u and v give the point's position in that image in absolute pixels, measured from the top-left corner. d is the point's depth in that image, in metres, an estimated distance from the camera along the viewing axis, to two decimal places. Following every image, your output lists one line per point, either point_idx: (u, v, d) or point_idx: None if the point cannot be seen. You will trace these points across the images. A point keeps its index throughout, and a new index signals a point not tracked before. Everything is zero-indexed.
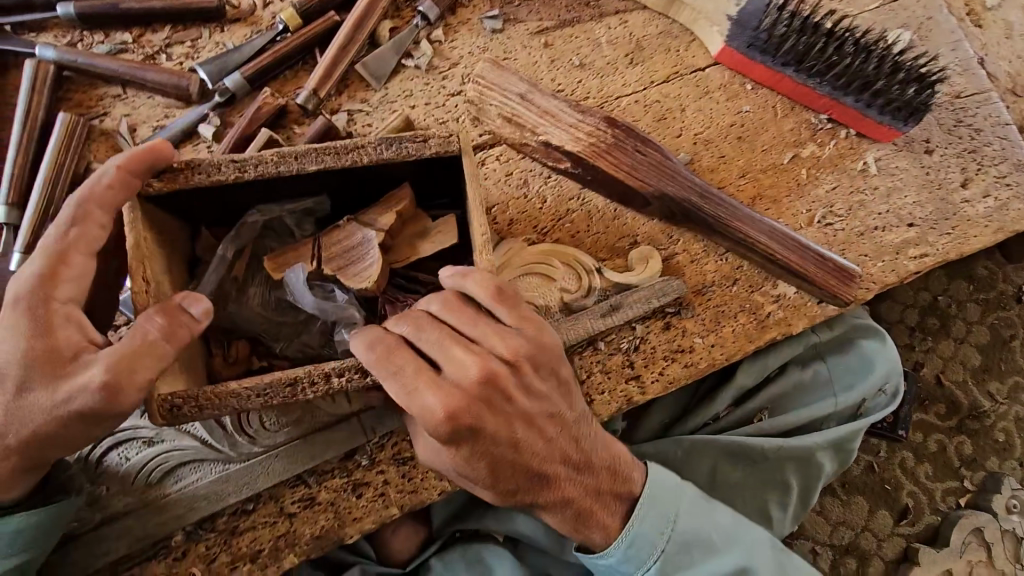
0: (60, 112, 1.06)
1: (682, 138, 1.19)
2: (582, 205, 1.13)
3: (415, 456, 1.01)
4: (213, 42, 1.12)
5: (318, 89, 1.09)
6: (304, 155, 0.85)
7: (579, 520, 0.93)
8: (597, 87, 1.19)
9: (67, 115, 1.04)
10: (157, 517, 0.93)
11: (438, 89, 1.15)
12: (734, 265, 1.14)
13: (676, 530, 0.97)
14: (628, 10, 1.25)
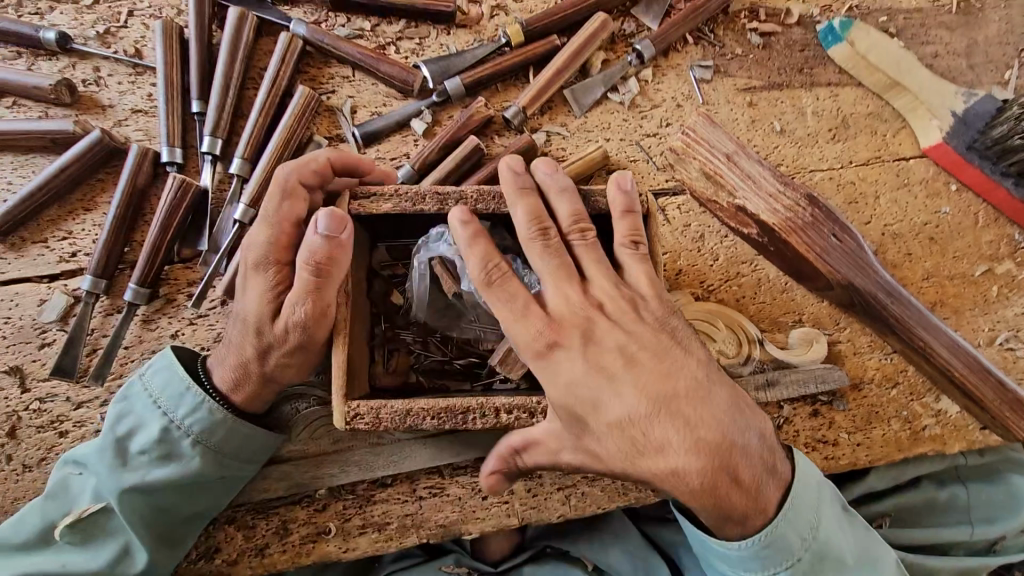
0: (299, 84, 1.16)
1: (870, 225, 1.15)
2: (752, 271, 1.11)
3: (542, 476, 1.06)
4: (438, 43, 1.20)
5: (527, 107, 1.14)
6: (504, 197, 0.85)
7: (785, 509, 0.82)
8: (792, 156, 1.16)
9: (304, 88, 1.13)
10: (313, 469, 1.02)
11: (635, 127, 1.17)
12: (898, 367, 1.09)
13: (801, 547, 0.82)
14: (842, 83, 1.19)
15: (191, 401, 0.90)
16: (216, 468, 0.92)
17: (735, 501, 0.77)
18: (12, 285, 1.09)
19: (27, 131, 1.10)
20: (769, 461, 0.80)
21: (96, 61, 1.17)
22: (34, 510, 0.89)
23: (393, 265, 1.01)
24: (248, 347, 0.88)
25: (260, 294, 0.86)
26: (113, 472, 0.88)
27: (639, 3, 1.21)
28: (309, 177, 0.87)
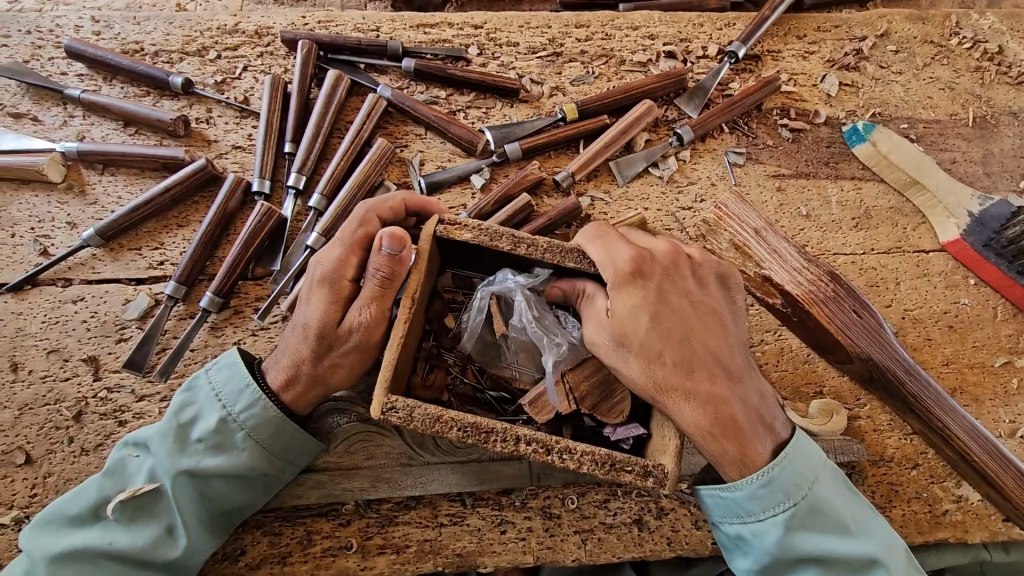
0: (378, 137, 1.32)
1: (891, 308, 1.21)
2: (775, 340, 1.18)
3: (561, 516, 1.09)
4: (501, 113, 1.37)
5: (576, 173, 1.27)
6: (568, 253, 0.97)
7: (812, 504, 0.90)
8: (817, 239, 1.26)
9: (382, 141, 1.29)
10: (346, 481, 1.08)
11: (672, 200, 1.29)
12: (919, 448, 1.13)
13: (812, 499, 0.90)
14: (865, 178, 1.31)
15: (249, 397, 0.98)
16: (264, 463, 0.99)
17: (740, 437, 0.88)
18: (104, 284, 1.23)
19: (144, 155, 1.28)
20: (768, 422, 0.92)
21: (210, 104, 1.37)
22: (92, 484, 0.97)
23: (453, 292, 1.13)
24: (305, 348, 0.98)
25: (323, 302, 0.96)
26: (170, 455, 0.95)
27: (681, 95, 1.37)
28: (386, 211, 1.00)
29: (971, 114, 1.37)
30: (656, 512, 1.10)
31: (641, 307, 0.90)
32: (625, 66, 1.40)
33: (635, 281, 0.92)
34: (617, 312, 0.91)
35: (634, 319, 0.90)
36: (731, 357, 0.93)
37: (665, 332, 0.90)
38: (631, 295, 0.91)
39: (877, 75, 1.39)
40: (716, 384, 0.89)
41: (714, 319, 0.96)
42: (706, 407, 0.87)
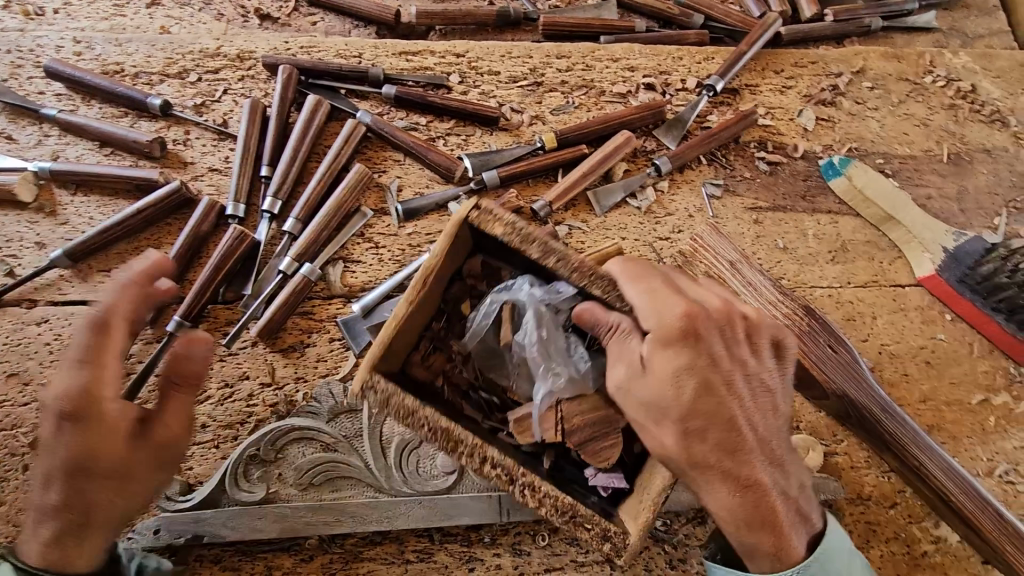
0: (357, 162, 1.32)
1: (868, 343, 1.20)
2: None
3: (531, 553, 1.06)
4: (481, 141, 1.37)
5: (553, 202, 1.27)
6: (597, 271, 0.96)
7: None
8: (794, 272, 1.25)
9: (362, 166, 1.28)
10: (310, 515, 1.04)
11: (649, 230, 1.29)
12: (896, 487, 1.11)
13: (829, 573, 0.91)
14: (842, 212, 1.31)
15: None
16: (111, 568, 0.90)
17: (772, 523, 0.89)
18: (70, 306, 1.20)
19: (118, 176, 1.26)
20: (804, 515, 0.92)
21: (188, 126, 1.36)
22: None
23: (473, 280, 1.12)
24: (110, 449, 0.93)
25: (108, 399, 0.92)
26: None
27: (660, 125, 1.38)
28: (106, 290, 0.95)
29: (945, 150, 1.38)
30: (629, 550, 1.07)
31: (686, 379, 0.87)
32: (605, 96, 1.41)
33: (683, 343, 0.87)
34: (658, 379, 0.87)
35: (676, 388, 0.86)
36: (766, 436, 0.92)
37: (708, 407, 0.87)
38: (676, 360, 0.86)
39: (853, 110, 1.41)
40: (755, 470, 0.88)
41: (756, 394, 0.93)
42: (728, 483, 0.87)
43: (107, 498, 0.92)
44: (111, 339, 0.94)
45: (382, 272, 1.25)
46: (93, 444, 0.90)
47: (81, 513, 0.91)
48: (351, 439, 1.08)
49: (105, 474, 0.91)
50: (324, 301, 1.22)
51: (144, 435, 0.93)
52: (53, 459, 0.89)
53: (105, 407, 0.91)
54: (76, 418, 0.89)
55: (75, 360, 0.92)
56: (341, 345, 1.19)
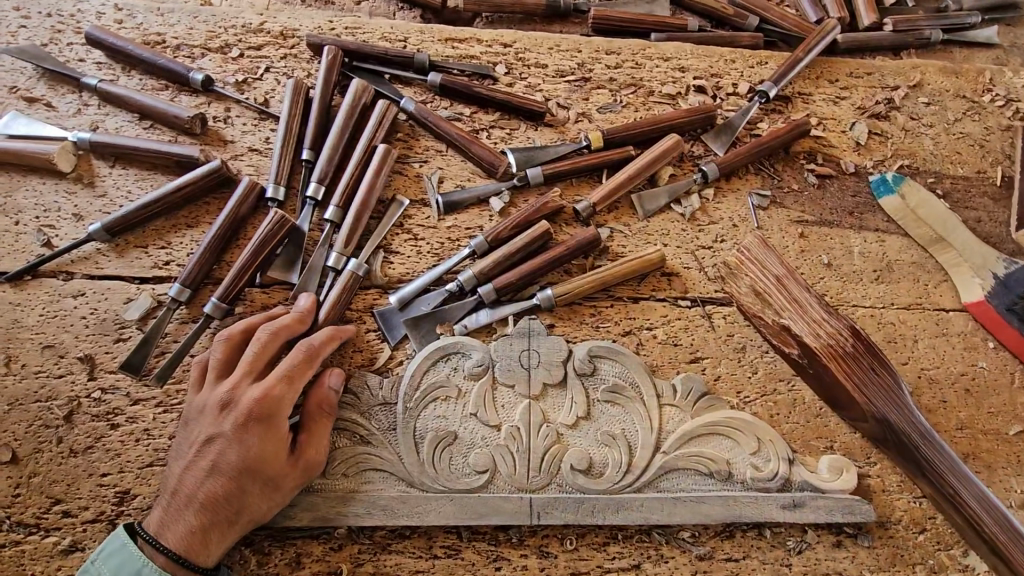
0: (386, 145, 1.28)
1: (908, 366, 1.19)
2: (789, 389, 1.15)
3: (558, 556, 1.06)
4: (525, 135, 1.34)
5: (596, 203, 1.24)
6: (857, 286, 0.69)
7: None
8: (837, 289, 1.23)
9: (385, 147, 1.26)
10: (340, 506, 1.04)
11: (692, 238, 1.26)
12: (927, 512, 1.10)
13: None
14: (889, 231, 1.28)
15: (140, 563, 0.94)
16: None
17: None
18: (106, 280, 1.20)
19: (158, 151, 1.25)
20: None
21: (228, 103, 1.34)
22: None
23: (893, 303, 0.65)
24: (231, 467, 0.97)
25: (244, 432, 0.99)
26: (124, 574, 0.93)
27: (709, 131, 1.35)
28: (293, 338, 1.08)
29: (999, 173, 1.35)
30: (656, 560, 1.06)
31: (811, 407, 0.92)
32: (654, 96, 1.38)
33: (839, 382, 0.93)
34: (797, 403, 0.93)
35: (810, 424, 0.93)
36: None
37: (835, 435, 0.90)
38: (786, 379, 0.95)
39: (908, 126, 1.37)
40: None
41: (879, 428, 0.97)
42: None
43: (260, 502, 0.98)
44: (307, 370, 1.05)
45: (419, 264, 1.23)
46: (264, 450, 0.98)
47: (233, 509, 0.97)
48: (385, 432, 1.09)
49: (265, 480, 0.98)
50: (360, 291, 1.21)
51: (300, 452, 1.02)
52: (226, 458, 0.97)
53: (281, 419, 1.01)
54: (260, 423, 0.99)
55: (282, 380, 1.03)
56: (376, 336, 1.17)
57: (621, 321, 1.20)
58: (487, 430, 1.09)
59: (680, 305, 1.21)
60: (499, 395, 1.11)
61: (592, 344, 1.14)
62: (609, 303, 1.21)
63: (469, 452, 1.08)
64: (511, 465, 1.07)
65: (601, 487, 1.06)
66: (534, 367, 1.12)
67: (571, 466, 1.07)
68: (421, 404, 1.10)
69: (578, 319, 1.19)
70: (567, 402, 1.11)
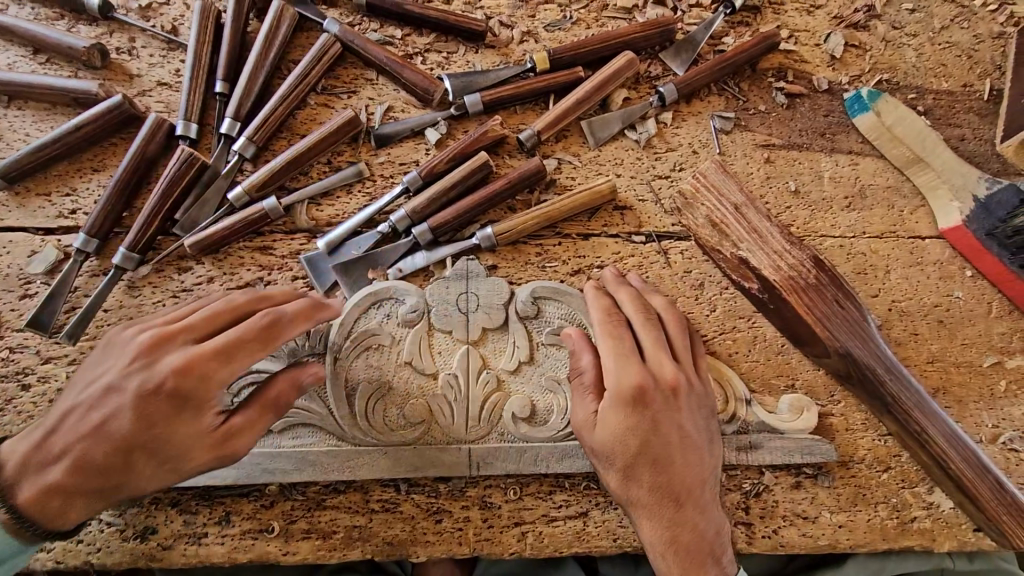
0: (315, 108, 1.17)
1: (878, 299, 1.10)
2: (750, 327, 1.07)
3: (501, 506, 1.01)
4: (464, 59, 1.21)
5: (542, 131, 1.13)
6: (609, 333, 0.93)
7: None
8: (805, 218, 1.14)
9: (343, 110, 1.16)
10: (267, 463, 0.98)
11: (647, 167, 1.16)
12: (893, 451, 1.04)
13: None
14: (863, 152, 1.18)
15: None
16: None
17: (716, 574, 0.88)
18: (7, 232, 1.10)
19: (54, 88, 1.13)
20: (715, 547, 0.90)
21: (133, 32, 1.20)
22: None
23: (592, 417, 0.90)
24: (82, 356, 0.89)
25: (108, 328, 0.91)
26: None
27: (668, 48, 1.22)
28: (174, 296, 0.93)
29: (987, 86, 1.23)
30: (604, 507, 1.01)
31: (626, 440, 0.87)
32: (608, 11, 1.24)
33: (635, 406, 0.87)
34: (612, 410, 0.88)
35: (630, 450, 0.87)
36: (707, 477, 0.91)
37: (638, 418, 0.87)
38: (643, 462, 0.87)
39: (888, 36, 1.24)
40: (663, 486, 0.88)
41: (691, 412, 0.91)
42: (639, 368, 0.90)
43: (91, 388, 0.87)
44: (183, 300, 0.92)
45: (350, 205, 1.13)
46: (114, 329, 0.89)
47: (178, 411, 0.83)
48: (313, 385, 1.01)
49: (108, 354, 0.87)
50: (285, 237, 1.11)
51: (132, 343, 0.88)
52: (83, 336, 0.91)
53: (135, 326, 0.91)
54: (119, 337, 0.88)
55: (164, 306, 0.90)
56: (305, 284, 1.08)
57: (570, 260, 1.11)
58: (423, 379, 1.02)
59: (633, 241, 1.12)
60: (436, 343, 1.03)
61: (536, 284, 1.05)
62: (556, 240, 1.12)
63: (403, 403, 1.01)
64: (448, 415, 1.00)
65: (545, 435, 1.00)
66: (473, 311, 1.04)
67: (512, 415, 1.00)
68: (351, 354, 1.02)
69: (522, 258, 1.10)
70: (512, 347, 1.03)
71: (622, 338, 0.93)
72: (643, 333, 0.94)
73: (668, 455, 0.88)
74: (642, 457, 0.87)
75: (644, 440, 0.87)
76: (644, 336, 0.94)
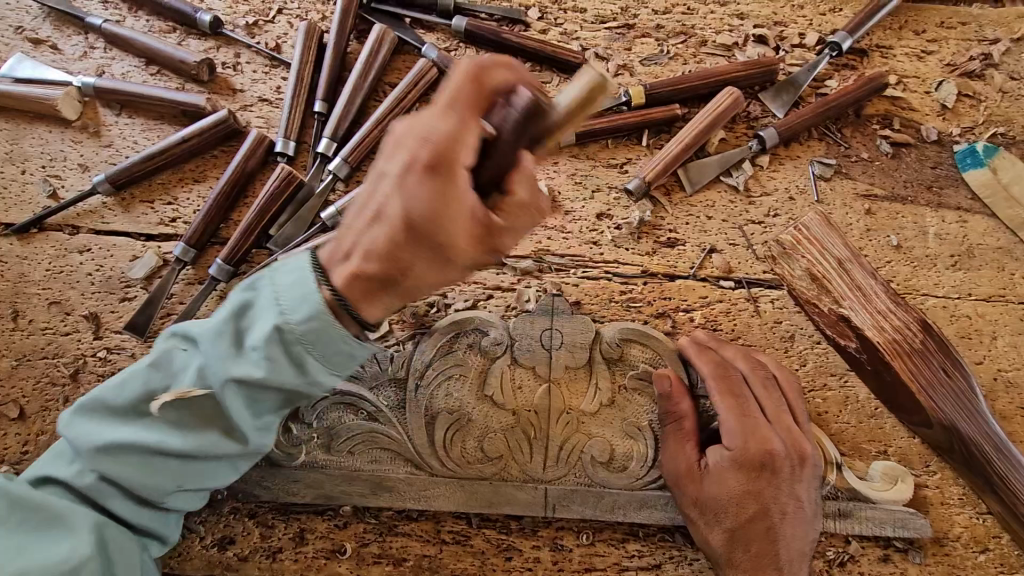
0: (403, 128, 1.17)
1: (983, 366, 1.04)
2: (841, 386, 1.03)
3: (573, 550, 0.99)
4: (558, 90, 1.20)
5: (651, 180, 1.10)
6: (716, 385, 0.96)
7: None
8: (906, 275, 1.08)
9: None
10: (345, 485, 0.99)
11: (740, 210, 1.12)
12: (992, 531, 0.98)
13: None
14: (973, 209, 1.12)
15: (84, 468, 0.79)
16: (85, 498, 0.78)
17: None
18: (111, 237, 1.14)
19: (165, 100, 1.17)
20: None
21: (239, 48, 1.24)
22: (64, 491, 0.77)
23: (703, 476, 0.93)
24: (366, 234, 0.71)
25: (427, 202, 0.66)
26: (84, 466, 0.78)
27: (768, 88, 1.18)
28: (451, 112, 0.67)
29: None
30: (678, 561, 0.98)
31: (737, 502, 0.90)
32: (706, 47, 1.22)
33: (750, 470, 0.90)
34: (725, 469, 0.91)
35: (739, 512, 0.90)
36: (808, 551, 0.91)
37: (752, 482, 0.90)
38: (750, 525, 0.90)
39: (1006, 87, 1.18)
40: (765, 552, 0.89)
41: (805, 482, 0.93)
42: (762, 431, 0.92)
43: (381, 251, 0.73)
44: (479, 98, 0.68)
45: None
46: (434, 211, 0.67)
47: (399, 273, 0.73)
48: (394, 410, 1.01)
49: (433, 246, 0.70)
50: None
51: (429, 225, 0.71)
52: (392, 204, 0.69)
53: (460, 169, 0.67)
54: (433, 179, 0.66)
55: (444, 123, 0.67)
56: None
57: (656, 301, 1.08)
58: (503, 414, 1.01)
59: (721, 286, 1.08)
60: (517, 377, 1.02)
61: (622, 326, 1.03)
62: (642, 279, 1.09)
63: (482, 437, 1.00)
64: (526, 452, 1.00)
65: (624, 481, 0.98)
66: (557, 348, 1.03)
67: (591, 457, 0.99)
68: (433, 383, 1.02)
69: (606, 296, 1.08)
70: (597, 388, 1.02)
71: (739, 398, 0.94)
72: (756, 393, 0.96)
73: (774, 523, 0.90)
74: (747, 521, 0.90)
75: (754, 505, 0.90)
76: (765, 398, 0.96)
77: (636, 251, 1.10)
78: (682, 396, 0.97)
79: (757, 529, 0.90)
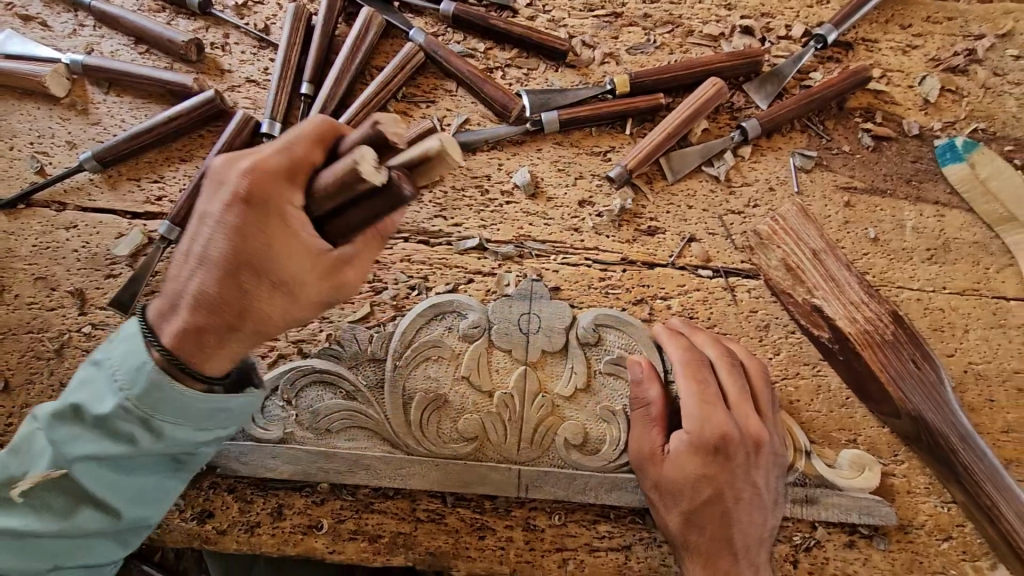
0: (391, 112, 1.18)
1: (954, 358, 1.06)
2: (813, 375, 1.04)
3: (545, 530, 1.01)
4: (544, 77, 1.21)
5: (632, 168, 1.11)
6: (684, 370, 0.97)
7: None
8: (881, 267, 1.09)
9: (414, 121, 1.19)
10: (322, 463, 1.00)
11: (720, 200, 1.13)
12: (956, 520, 1.00)
13: None
14: (950, 204, 1.13)
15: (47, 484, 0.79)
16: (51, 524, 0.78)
17: None
18: (97, 214, 1.15)
19: (152, 78, 1.18)
20: None
21: (227, 28, 1.25)
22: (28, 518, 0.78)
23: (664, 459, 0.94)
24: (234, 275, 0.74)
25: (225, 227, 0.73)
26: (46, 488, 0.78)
27: (752, 80, 1.19)
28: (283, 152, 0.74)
29: None
30: (647, 542, 1.01)
31: (694, 486, 0.91)
32: (693, 38, 1.22)
33: (710, 454, 0.91)
34: (685, 452, 0.92)
35: (696, 495, 0.91)
36: (766, 537, 0.94)
37: (710, 466, 0.91)
38: (705, 509, 0.91)
39: (989, 83, 1.18)
40: (721, 535, 0.91)
41: (764, 469, 0.94)
42: (723, 416, 0.93)
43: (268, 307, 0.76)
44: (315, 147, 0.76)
45: (420, 213, 1.12)
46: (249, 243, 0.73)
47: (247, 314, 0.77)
48: (372, 390, 1.03)
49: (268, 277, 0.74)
50: None
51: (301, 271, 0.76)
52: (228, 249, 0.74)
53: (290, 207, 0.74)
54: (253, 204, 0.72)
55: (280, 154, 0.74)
56: None
57: (634, 287, 1.09)
58: (479, 396, 1.03)
59: (699, 274, 1.10)
60: (494, 360, 1.04)
61: (599, 312, 1.05)
62: (621, 267, 1.10)
63: (458, 418, 1.02)
64: (501, 433, 1.02)
65: (597, 464, 1.00)
66: (534, 332, 1.04)
67: (565, 440, 1.01)
68: (411, 364, 1.03)
69: (585, 282, 1.09)
70: (572, 372, 1.03)
71: (701, 382, 0.95)
72: (721, 377, 0.97)
73: (731, 507, 0.92)
74: (704, 505, 0.91)
75: (712, 490, 0.91)
76: (728, 383, 0.96)
77: (616, 238, 1.11)
78: (651, 380, 0.99)
79: (715, 513, 0.91)
